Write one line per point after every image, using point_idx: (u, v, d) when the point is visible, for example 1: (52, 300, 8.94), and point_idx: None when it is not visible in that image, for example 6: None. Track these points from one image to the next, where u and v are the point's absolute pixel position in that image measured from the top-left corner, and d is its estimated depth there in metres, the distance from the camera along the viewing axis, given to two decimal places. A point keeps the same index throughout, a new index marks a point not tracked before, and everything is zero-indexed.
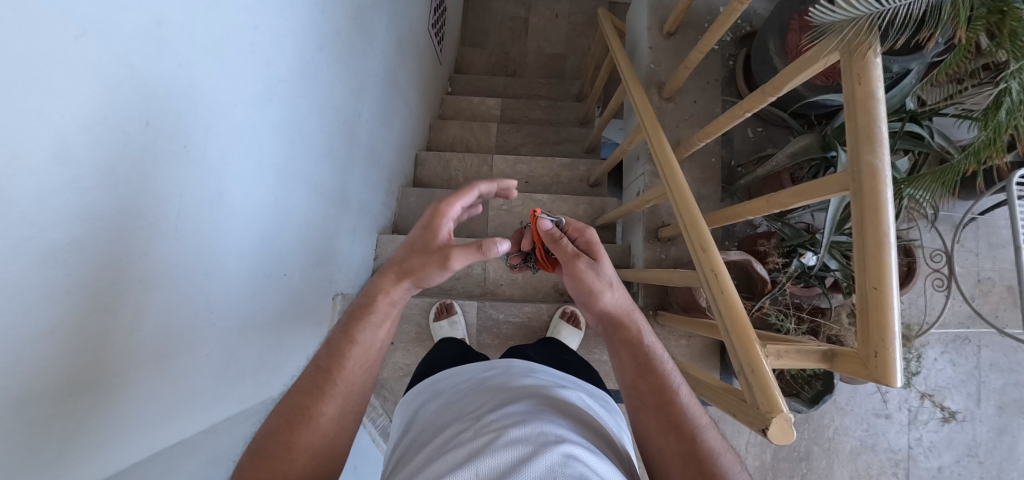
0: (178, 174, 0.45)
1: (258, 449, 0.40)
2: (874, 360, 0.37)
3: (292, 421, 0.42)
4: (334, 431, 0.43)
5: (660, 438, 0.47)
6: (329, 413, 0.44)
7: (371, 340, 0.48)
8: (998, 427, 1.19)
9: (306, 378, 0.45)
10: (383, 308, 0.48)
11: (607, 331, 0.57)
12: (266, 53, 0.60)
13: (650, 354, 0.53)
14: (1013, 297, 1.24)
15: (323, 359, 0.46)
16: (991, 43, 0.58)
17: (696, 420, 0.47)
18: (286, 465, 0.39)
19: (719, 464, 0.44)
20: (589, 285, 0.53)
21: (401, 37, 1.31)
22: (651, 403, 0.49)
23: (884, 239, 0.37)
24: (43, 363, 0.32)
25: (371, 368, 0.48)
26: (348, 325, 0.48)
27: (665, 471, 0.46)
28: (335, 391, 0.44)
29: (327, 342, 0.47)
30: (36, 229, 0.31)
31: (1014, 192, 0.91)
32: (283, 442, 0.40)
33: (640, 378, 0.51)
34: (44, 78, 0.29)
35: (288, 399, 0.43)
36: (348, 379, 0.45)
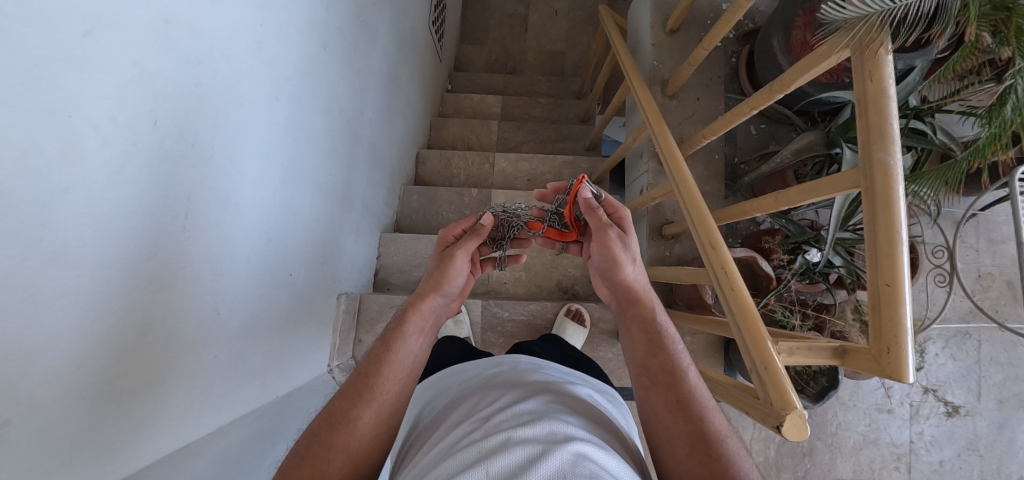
0: (186, 172, 0.45)
1: (301, 450, 0.42)
2: (886, 356, 0.38)
3: (335, 423, 0.44)
4: (373, 439, 0.46)
5: (667, 418, 0.47)
6: (364, 431, 0.45)
7: (408, 356, 0.52)
8: (998, 421, 1.20)
9: (351, 384, 0.48)
10: (418, 321, 0.55)
11: (621, 305, 0.60)
12: (271, 51, 0.59)
13: (661, 333, 0.54)
14: (1013, 292, 1.25)
15: (365, 367, 0.50)
16: (995, 41, 0.58)
17: (704, 401, 0.48)
18: (326, 465, 0.41)
19: (726, 446, 0.44)
20: (613, 255, 0.58)
21: (402, 35, 1.30)
22: (661, 382, 0.50)
23: (896, 236, 0.38)
24: (50, 366, 0.32)
25: (406, 379, 0.51)
26: (385, 340, 0.52)
27: (671, 452, 0.46)
28: (370, 407, 0.46)
29: (368, 355, 0.51)
30: (47, 231, 0.30)
31: (1016, 188, 0.92)
32: (324, 443, 0.43)
33: (651, 356, 0.53)
34: (50, 77, 0.29)
35: (333, 403, 0.46)
36: (387, 388, 0.48)
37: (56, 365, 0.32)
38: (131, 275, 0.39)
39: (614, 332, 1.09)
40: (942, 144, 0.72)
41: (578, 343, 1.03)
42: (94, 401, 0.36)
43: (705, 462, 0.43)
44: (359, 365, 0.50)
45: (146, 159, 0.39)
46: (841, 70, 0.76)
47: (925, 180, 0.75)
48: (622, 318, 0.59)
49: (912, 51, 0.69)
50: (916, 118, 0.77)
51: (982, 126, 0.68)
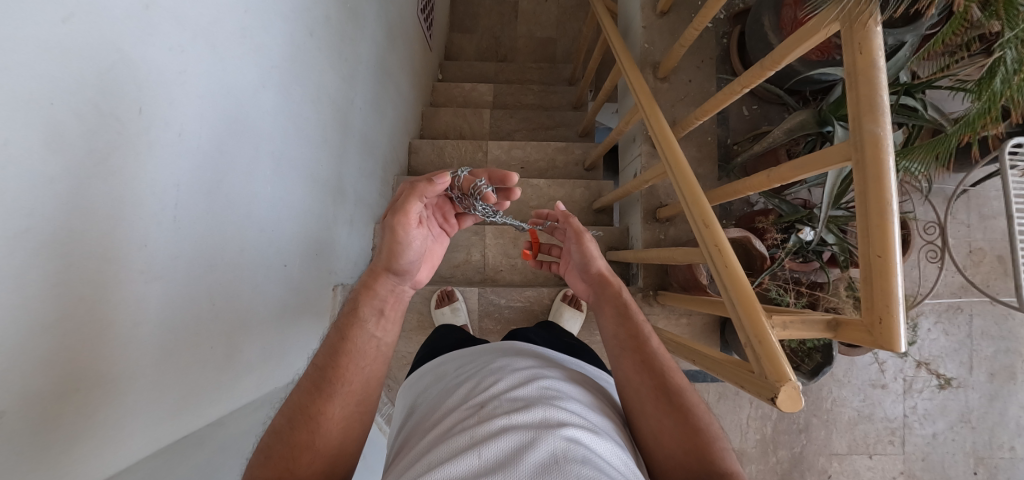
0: (171, 166, 0.44)
1: (266, 448, 0.44)
2: (878, 326, 0.38)
3: (298, 422, 0.45)
4: (340, 432, 0.47)
5: (635, 377, 0.49)
6: (329, 428, 0.46)
7: (370, 343, 0.52)
8: (989, 393, 1.22)
9: (311, 377, 0.48)
10: (372, 299, 0.54)
11: (595, 294, 0.62)
12: (256, 38, 0.58)
13: (627, 307, 0.57)
14: (1003, 266, 1.26)
15: (324, 358, 0.50)
16: (984, 14, 0.57)
17: (665, 361, 0.50)
18: (292, 464, 0.43)
19: (687, 398, 0.46)
20: (587, 250, 0.63)
21: (390, 22, 1.27)
22: (629, 347, 0.52)
23: (887, 207, 0.38)
24: (45, 364, 0.32)
25: (371, 365, 0.51)
26: (342, 323, 0.52)
27: (640, 413, 0.46)
28: (332, 403, 0.47)
29: (325, 343, 0.51)
30: (37, 225, 0.30)
31: (1006, 162, 0.92)
32: (288, 442, 0.44)
33: (619, 326, 0.55)
34: (28, 62, 0.28)
35: (295, 398, 0.47)
36: (349, 381, 0.49)
37: (47, 361, 0.32)
38: (121, 269, 0.38)
39: None
40: (932, 120, 0.72)
41: (574, 328, 1.04)
42: (91, 395, 0.36)
43: (671, 414, 0.44)
44: (317, 357, 0.50)
45: (133, 150, 0.38)
46: (832, 47, 0.76)
47: (915, 155, 0.75)
48: (597, 303, 0.61)
49: (902, 27, 0.71)
50: (907, 94, 0.76)
51: (972, 100, 0.68)
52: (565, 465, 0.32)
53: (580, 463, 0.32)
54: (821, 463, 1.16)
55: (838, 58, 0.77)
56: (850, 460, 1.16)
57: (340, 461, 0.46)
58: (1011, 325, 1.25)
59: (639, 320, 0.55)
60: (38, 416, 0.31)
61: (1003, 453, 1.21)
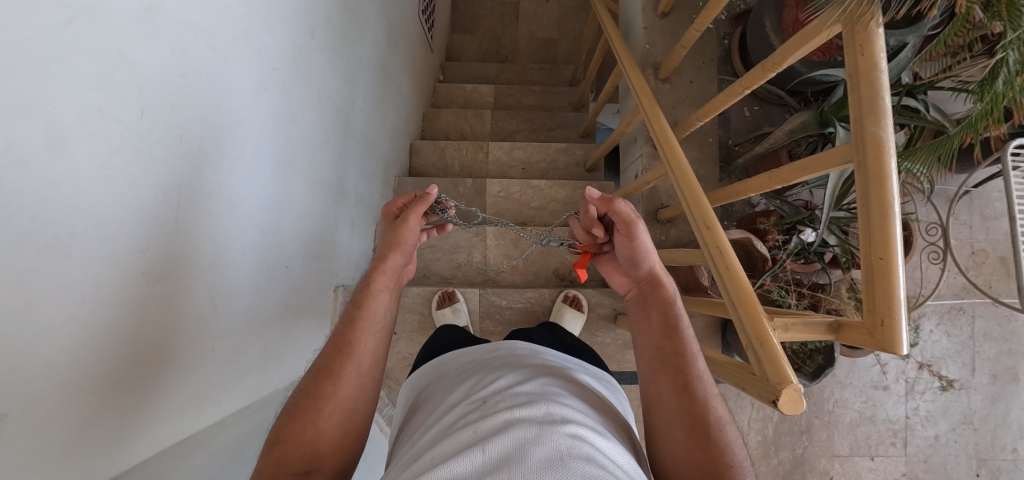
0: (173, 168, 0.44)
1: (291, 406, 0.45)
2: (880, 329, 0.38)
3: (320, 378, 0.47)
4: (359, 389, 0.48)
5: (670, 401, 0.48)
6: (348, 384, 0.47)
7: (381, 310, 0.53)
8: (992, 395, 1.22)
9: (331, 341, 0.50)
10: (384, 280, 0.55)
11: (639, 290, 0.60)
12: (258, 40, 0.58)
13: (674, 315, 0.55)
14: (1005, 268, 1.26)
15: (342, 326, 0.51)
16: (986, 15, 0.56)
17: (708, 388, 0.48)
18: (315, 417, 0.44)
19: (724, 433, 0.45)
20: (640, 247, 0.57)
21: (391, 23, 1.28)
22: (670, 365, 0.50)
23: (888, 208, 0.38)
24: (55, 362, 0.32)
25: (382, 329, 0.53)
26: (356, 300, 0.53)
27: (670, 434, 0.47)
28: (349, 363, 0.48)
29: (343, 315, 0.52)
30: (42, 231, 0.30)
31: (1009, 163, 0.92)
32: (311, 396, 0.45)
33: (664, 339, 0.53)
34: (30, 65, 0.28)
35: (318, 361, 0.48)
36: (366, 344, 0.50)
37: (52, 361, 0.32)
38: (122, 269, 0.39)
39: (611, 316, 1.10)
40: (933, 121, 0.71)
41: (575, 328, 1.04)
42: (98, 396, 0.36)
43: (703, 447, 0.44)
44: (337, 325, 0.52)
45: (136, 152, 0.39)
46: (833, 48, 0.76)
47: (917, 156, 0.76)
48: (638, 301, 0.59)
49: (903, 28, 0.70)
50: (909, 95, 0.76)
51: (974, 101, 0.67)
52: (569, 462, 0.31)
53: (583, 461, 0.32)
54: (823, 464, 1.16)
55: (840, 59, 0.77)
56: (852, 461, 1.16)
57: (359, 415, 0.48)
58: (1014, 327, 1.25)
59: (688, 336, 0.52)
60: (41, 419, 0.31)
61: (1005, 455, 1.20)
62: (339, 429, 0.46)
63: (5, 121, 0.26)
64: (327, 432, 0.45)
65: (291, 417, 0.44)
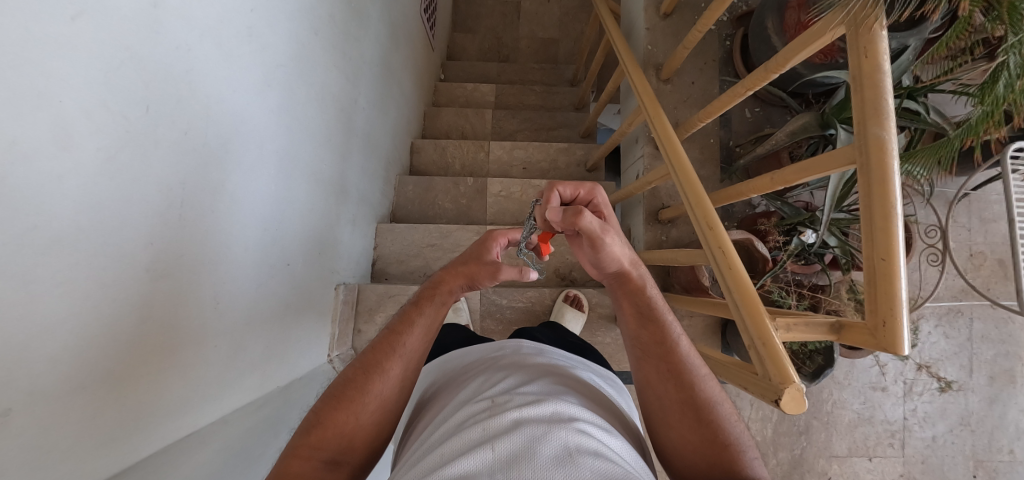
0: (178, 164, 0.44)
1: (334, 393, 0.46)
2: (881, 329, 0.38)
3: (367, 371, 0.47)
4: (402, 387, 0.49)
5: (660, 386, 0.48)
6: (391, 383, 0.48)
7: (435, 319, 0.54)
8: (989, 396, 1.23)
9: (382, 338, 0.51)
10: (442, 298, 0.56)
11: (610, 284, 0.55)
12: (262, 37, 0.58)
13: (651, 305, 0.52)
14: (1003, 270, 1.27)
15: (395, 325, 0.53)
16: (987, 19, 0.57)
17: (696, 369, 0.48)
18: (358, 408, 0.45)
19: (716, 411, 0.46)
20: (607, 256, 0.50)
21: (393, 22, 1.28)
22: (653, 353, 0.50)
23: (891, 209, 0.38)
24: (58, 357, 0.32)
25: (429, 336, 0.53)
26: (415, 304, 0.55)
27: (666, 419, 0.47)
28: (396, 363, 0.49)
29: (398, 314, 0.54)
30: (48, 227, 0.30)
31: (1008, 166, 0.93)
32: (357, 387, 0.46)
33: (639, 329, 0.52)
34: (38, 60, 0.28)
35: (365, 355, 0.49)
36: (413, 344, 0.51)
37: (57, 357, 0.32)
38: (126, 264, 0.38)
39: (612, 316, 1.10)
40: (934, 124, 0.72)
41: (576, 328, 1.04)
42: (100, 392, 0.36)
43: (697, 429, 0.45)
44: (389, 322, 0.53)
45: (140, 148, 0.39)
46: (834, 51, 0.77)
47: (918, 158, 0.77)
48: (613, 296, 0.55)
49: (906, 30, 0.71)
50: (909, 98, 0.75)
51: (975, 104, 0.68)
52: (577, 457, 0.31)
53: (592, 456, 0.32)
54: (821, 465, 1.16)
55: (842, 61, 0.78)
56: (850, 462, 1.17)
57: (392, 416, 0.48)
58: (1012, 329, 1.26)
59: (669, 322, 0.51)
60: (45, 416, 0.31)
61: (1002, 456, 1.21)
62: (373, 427, 0.46)
63: (11, 116, 0.26)
64: (361, 427, 0.45)
65: (333, 405, 0.45)
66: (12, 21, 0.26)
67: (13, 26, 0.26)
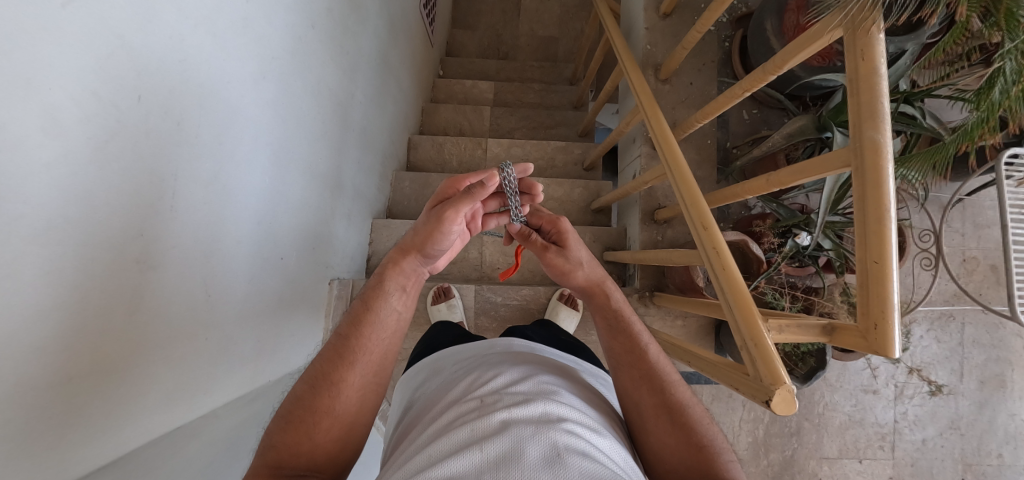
0: (170, 155, 0.43)
1: (286, 413, 0.45)
2: (873, 331, 0.38)
3: (318, 388, 0.47)
4: (359, 398, 0.48)
5: (636, 391, 0.49)
6: (347, 396, 0.47)
7: (392, 316, 0.52)
8: (979, 401, 1.24)
9: (333, 346, 0.50)
10: (399, 279, 0.54)
11: (583, 302, 0.60)
12: (258, 28, 0.58)
13: (618, 314, 0.56)
14: (995, 276, 1.28)
15: (344, 328, 0.51)
16: (985, 24, 0.56)
17: (667, 375, 0.50)
18: (311, 428, 0.44)
19: (688, 414, 0.46)
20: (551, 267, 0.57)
21: (393, 17, 1.27)
22: (625, 361, 0.51)
23: (885, 212, 0.38)
24: (45, 351, 0.32)
25: (390, 339, 0.52)
26: (364, 298, 0.53)
27: (642, 425, 0.47)
28: (350, 376, 0.48)
29: (346, 316, 0.52)
30: (36, 217, 0.30)
31: (1001, 172, 0.94)
32: (308, 407, 0.45)
33: (613, 338, 0.54)
34: (26, 44, 0.27)
35: (314, 367, 0.49)
36: (366, 352, 0.49)
37: (44, 349, 0.31)
38: (115, 257, 0.38)
39: None
40: (929, 129, 0.71)
41: (570, 327, 1.04)
42: (86, 385, 0.36)
43: (673, 432, 0.44)
44: (339, 327, 0.51)
45: (132, 139, 0.38)
46: (832, 54, 0.77)
47: (914, 162, 0.77)
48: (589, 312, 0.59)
49: (903, 35, 0.72)
50: (907, 102, 0.76)
51: (970, 110, 0.68)
52: (566, 458, 0.31)
53: (579, 456, 0.32)
54: (812, 466, 1.17)
55: (839, 64, 0.78)
56: (840, 464, 1.17)
57: (356, 427, 0.48)
58: (1003, 334, 1.27)
59: (637, 330, 0.54)
60: (31, 408, 0.31)
61: (991, 460, 1.22)
62: (337, 440, 0.46)
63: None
64: (324, 444, 0.45)
65: (286, 426, 0.44)
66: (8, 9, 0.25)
67: (8, 13, 0.26)
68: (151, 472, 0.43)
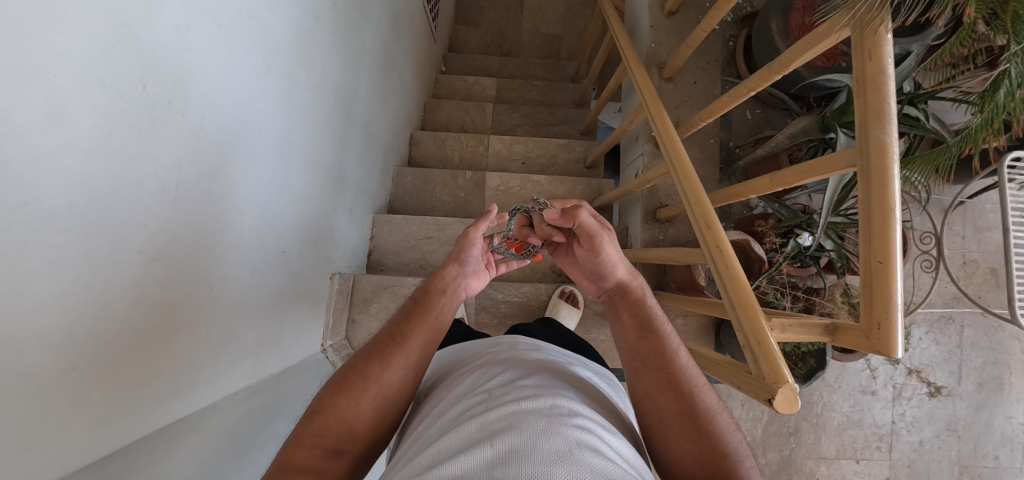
0: (173, 146, 0.43)
1: (339, 380, 0.47)
2: (875, 332, 0.38)
3: (371, 359, 0.48)
4: (403, 379, 0.49)
5: (658, 396, 0.49)
6: (394, 374, 0.48)
7: (437, 319, 0.55)
8: (977, 403, 1.24)
9: (386, 331, 0.52)
10: (440, 285, 0.60)
11: (611, 298, 0.62)
12: (263, 20, 0.57)
13: (652, 317, 0.56)
14: (995, 279, 1.28)
15: (398, 319, 0.54)
16: (991, 27, 0.57)
17: (695, 380, 0.50)
18: (360, 397, 0.45)
19: (715, 422, 0.46)
20: (605, 259, 0.58)
21: (396, 12, 1.27)
22: (653, 364, 0.51)
23: (890, 213, 0.38)
24: (49, 341, 0.32)
25: (432, 335, 0.54)
26: (414, 299, 0.57)
27: (663, 430, 0.47)
28: (399, 356, 0.49)
29: (400, 310, 0.56)
30: (42, 208, 0.30)
31: (1004, 175, 0.94)
32: (360, 375, 0.47)
33: (641, 339, 0.54)
34: (31, 32, 0.27)
35: (370, 344, 0.51)
36: (416, 338, 0.52)
37: (46, 339, 0.31)
38: (118, 247, 0.38)
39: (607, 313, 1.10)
40: (933, 131, 0.70)
41: (571, 324, 1.04)
42: (88, 375, 0.36)
43: (696, 440, 0.45)
44: (392, 317, 0.55)
45: (135, 128, 0.38)
46: (837, 54, 0.77)
47: (916, 164, 0.77)
48: (614, 310, 0.60)
49: (909, 36, 0.71)
50: (910, 104, 0.75)
51: (974, 112, 0.68)
52: (578, 454, 0.31)
53: (591, 452, 0.32)
54: (809, 466, 1.18)
55: (844, 65, 0.78)
56: (837, 464, 1.18)
57: (394, 408, 0.48)
58: (1001, 337, 1.27)
59: (666, 332, 0.54)
60: (35, 396, 0.31)
61: (987, 462, 1.23)
62: (377, 417, 0.46)
63: (6, 92, 0.26)
64: (365, 416, 0.45)
65: (338, 392, 0.46)
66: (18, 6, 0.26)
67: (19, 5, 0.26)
68: (151, 465, 0.42)
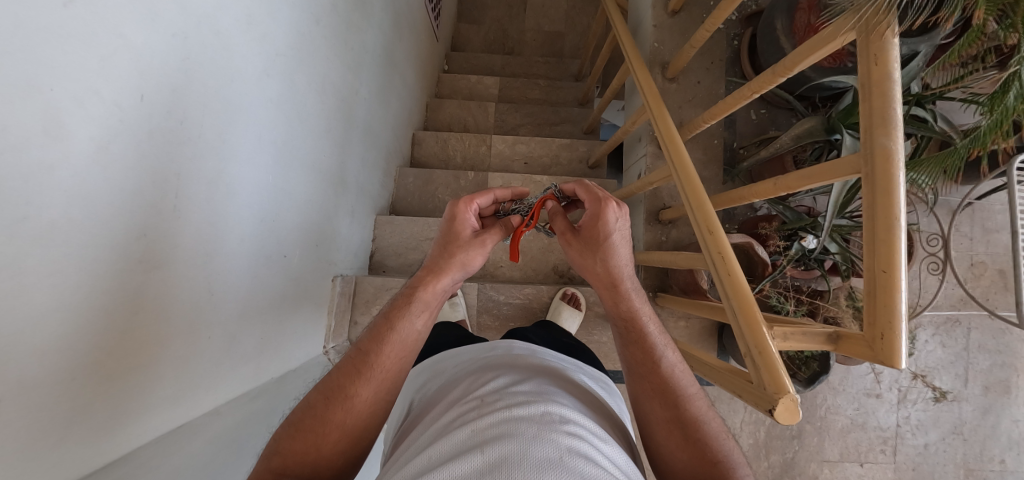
0: (172, 153, 0.43)
1: (296, 421, 0.46)
2: (879, 341, 0.38)
3: (331, 399, 0.47)
4: (370, 413, 0.48)
5: (647, 403, 0.49)
6: (354, 412, 0.47)
7: (409, 338, 0.53)
8: (983, 406, 1.23)
9: (351, 358, 0.51)
10: (428, 298, 0.55)
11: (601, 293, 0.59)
12: (261, 25, 0.57)
13: (642, 328, 0.53)
14: (1003, 281, 1.26)
15: (365, 341, 0.52)
16: (1002, 27, 0.56)
17: (684, 388, 0.49)
18: (321, 439, 0.45)
19: (704, 429, 0.46)
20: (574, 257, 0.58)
21: (398, 12, 1.27)
22: (637, 371, 0.51)
23: (894, 221, 0.37)
24: (51, 354, 0.32)
25: (405, 355, 0.52)
26: (387, 315, 0.54)
27: (653, 435, 0.48)
28: (360, 393, 0.48)
29: (368, 330, 0.53)
30: (42, 221, 0.30)
31: (1013, 177, 0.92)
32: (319, 418, 0.46)
33: (624, 346, 0.54)
34: (27, 46, 0.27)
35: (330, 378, 0.50)
36: (384, 365, 0.50)
37: (48, 351, 0.32)
38: (119, 254, 0.38)
39: None
40: (941, 132, 0.69)
41: (573, 327, 1.04)
42: (91, 385, 0.36)
43: (686, 447, 0.45)
44: (359, 340, 0.53)
45: (135, 136, 0.38)
46: (844, 55, 0.76)
47: (925, 166, 0.76)
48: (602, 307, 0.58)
49: (916, 36, 0.69)
50: (918, 105, 0.73)
51: (983, 114, 0.66)
52: (568, 462, 0.31)
53: (583, 459, 0.32)
54: (812, 468, 1.17)
55: (850, 65, 0.77)
56: (842, 467, 1.17)
57: (362, 441, 0.48)
58: (1009, 340, 1.25)
59: (649, 331, 0.53)
60: (34, 406, 0.31)
61: (993, 466, 1.21)
62: (343, 454, 0.46)
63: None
64: (329, 457, 0.45)
65: (297, 436, 0.45)
66: (14, 28, 0.26)
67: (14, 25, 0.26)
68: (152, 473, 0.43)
